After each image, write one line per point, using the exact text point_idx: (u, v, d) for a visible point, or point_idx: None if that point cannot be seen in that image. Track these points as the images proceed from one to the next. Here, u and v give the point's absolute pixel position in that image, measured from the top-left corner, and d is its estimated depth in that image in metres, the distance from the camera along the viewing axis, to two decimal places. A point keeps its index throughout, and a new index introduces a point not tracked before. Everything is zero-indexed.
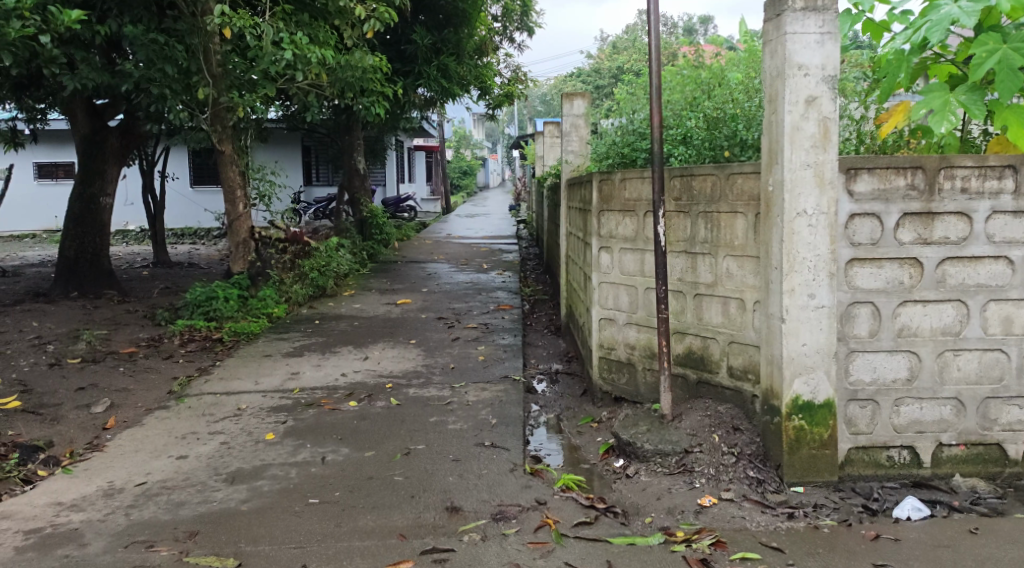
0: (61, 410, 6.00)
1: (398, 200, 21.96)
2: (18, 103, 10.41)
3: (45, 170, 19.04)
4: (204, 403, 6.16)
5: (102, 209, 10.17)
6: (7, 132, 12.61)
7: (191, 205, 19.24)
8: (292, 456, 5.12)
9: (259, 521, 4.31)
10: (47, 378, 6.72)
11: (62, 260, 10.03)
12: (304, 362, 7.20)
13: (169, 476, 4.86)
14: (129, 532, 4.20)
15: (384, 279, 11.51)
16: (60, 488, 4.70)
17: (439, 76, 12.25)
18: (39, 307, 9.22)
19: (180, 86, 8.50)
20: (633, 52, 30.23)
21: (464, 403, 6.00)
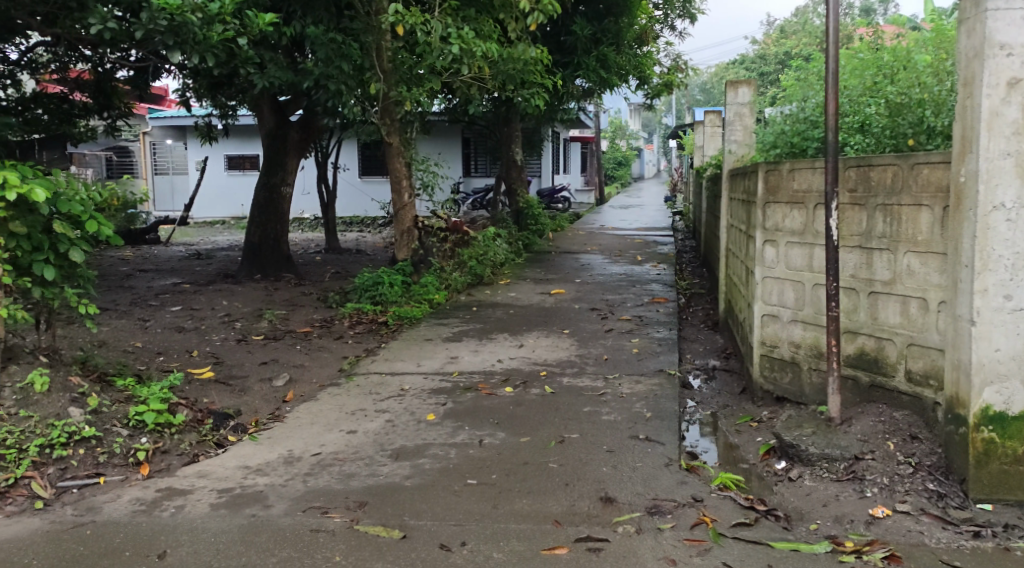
0: (247, 382, 6.46)
1: (553, 191, 22.08)
2: (210, 100, 11.24)
3: (234, 162, 20.47)
4: (370, 382, 6.46)
5: (283, 198, 10.83)
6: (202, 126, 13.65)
7: (360, 195, 20.16)
8: (452, 437, 5.28)
9: (422, 497, 4.47)
10: (235, 352, 7.25)
11: (248, 245, 10.72)
12: (462, 347, 7.40)
13: (341, 449, 5.13)
14: (306, 498, 4.47)
15: (538, 269, 11.63)
16: (246, 454, 5.06)
17: (598, 66, 12.21)
18: (228, 288, 9.95)
19: (355, 82, 8.86)
20: (803, 36, 28.90)
21: (619, 395, 5.98)
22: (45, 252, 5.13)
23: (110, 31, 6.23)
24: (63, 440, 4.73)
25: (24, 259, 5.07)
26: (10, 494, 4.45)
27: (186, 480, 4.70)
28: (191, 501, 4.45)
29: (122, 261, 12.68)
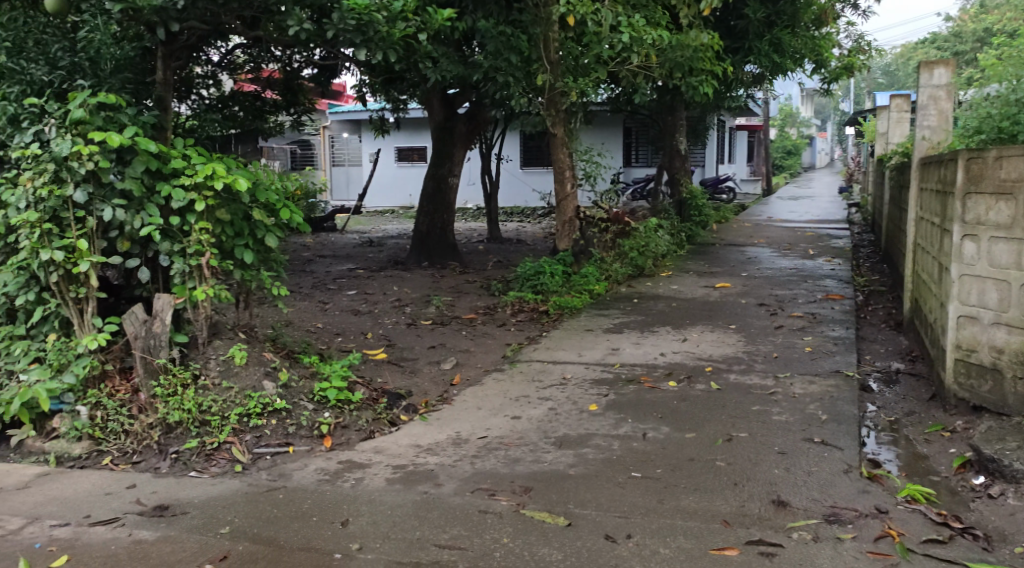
0: (417, 364, 6.69)
1: (717, 181, 21.43)
2: (385, 95, 11.64)
3: (404, 153, 21.22)
4: (534, 369, 6.53)
5: (449, 188, 11.12)
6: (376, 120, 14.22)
7: (521, 185, 20.38)
8: (615, 429, 5.23)
9: (586, 486, 4.46)
10: (405, 335, 7.52)
11: (416, 233, 11.13)
12: (624, 339, 7.32)
13: (506, 434, 5.20)
14: (474, 479, 4.56)
15: (702, 262, 11.34)
16: (418, 433, 5.24)
17: (771, 51, 11.71)
18: (398, 274, 10.33)
19: (521, 73, 8.94)
20: (1006, 11, 26.49)
21: (791, 395, 5.73)
22: (246, 237, 5.52)
23: (305, 32, 6.66)
24: (258, 411, 5.06)
25: (227, 244, 5.47)
26: (214, 456, 4.82)
27: (364, 454, 4.92)
28: (369, 474, 4.65)
29: (303, 247, 13.44)
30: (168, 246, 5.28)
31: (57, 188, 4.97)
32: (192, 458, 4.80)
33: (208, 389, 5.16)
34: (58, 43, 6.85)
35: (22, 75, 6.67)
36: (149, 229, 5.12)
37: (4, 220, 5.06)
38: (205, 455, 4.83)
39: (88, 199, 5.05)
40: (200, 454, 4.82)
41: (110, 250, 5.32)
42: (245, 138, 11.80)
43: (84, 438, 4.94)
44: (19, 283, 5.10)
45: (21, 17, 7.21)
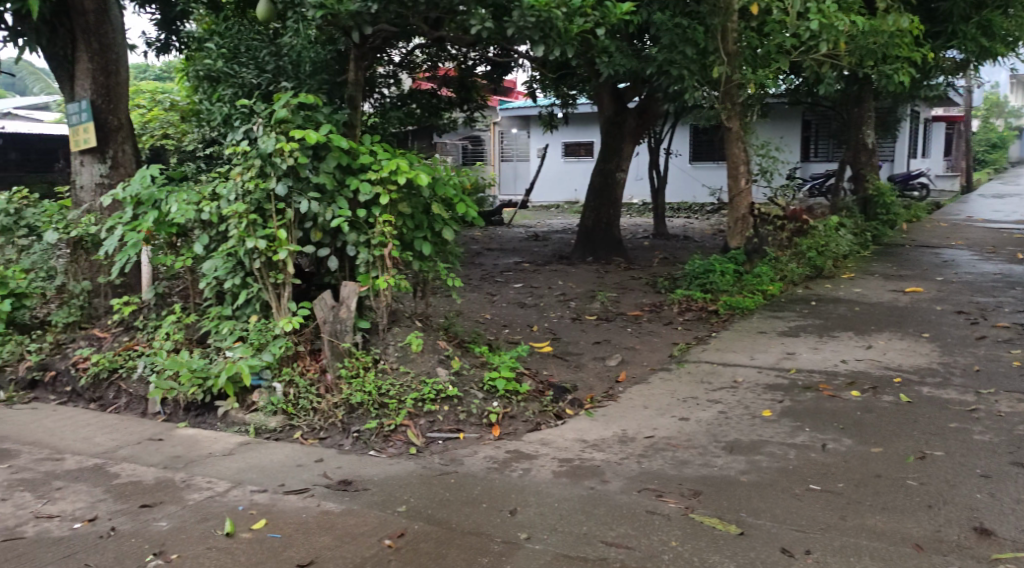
0: (582, 359, 6.68)
1: (908, 177, 19.99)
2: (554, 90, 11.60)
3: (571, 149, 21.23)
4: (702, 370, 6.37)
5: (617, 183, 11.01)
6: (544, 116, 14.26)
7: (689, 180, 19.90)
8: (792, 437, 5.01)
9: (760, 495, 4.30)
10: (571, 330, 7.53)
11: (582, 228, 11.14)
12: (800, 343, 6.99)
13: (674, 435, 5.09)
14: (641, 479, 4.50)
15: (890, 264, 10.65)
16: (584, 428, 5.23)
17: (979, 35, 10.79)
18: (563, 269, 10.36)
19: (696, 66, 8.47)
20: None
21: (994, 413, 5.27)
22: (424, 230, 5.71)
23: (486, 30, 6.73)
24: (432, 397, 5.21)
25: (407, 236, 5.67)
26: (392, 437, 5.00)
27: (531, 445, 4.96)
28: (536, 466, 4.69)
29: (472, 240, 13.76)
30: (354, 237, 5.53)
31: (262, 182, 5.38)
32: (371, 438, 4.99)
33: (386, 373, 5.40)
34: (266, 47, 7.59)
35: (236, 79, 7.57)
36: (339, 220, 5.39)
37: (217, 211, 5.50)
38: (383, 436, 5.00)
39: (288, 192, 5.40)
40: (379, 435, 5.01)
41: (304, 240, 5.63)
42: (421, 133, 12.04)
43: (279, 413, 5.24)
44: (228, 268, 5.53)
45: (234, 23, 7.84)
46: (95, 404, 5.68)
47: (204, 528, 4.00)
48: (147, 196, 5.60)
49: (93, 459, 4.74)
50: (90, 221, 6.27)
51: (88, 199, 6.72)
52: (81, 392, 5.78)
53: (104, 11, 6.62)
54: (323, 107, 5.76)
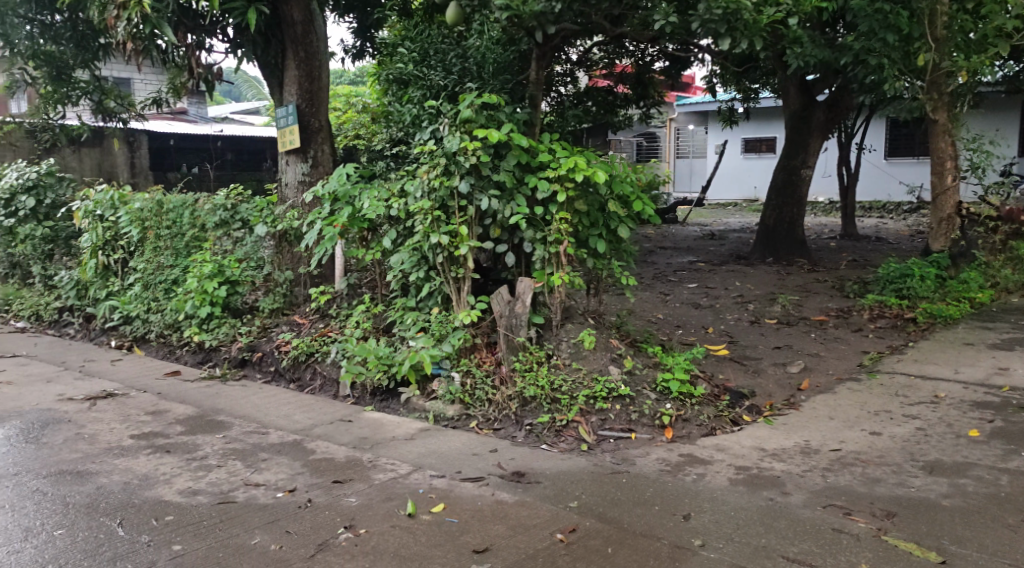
0: (761, 364, 6.53)
1: None
2: (735, 84, 11.32)
3: (751, 144, 20.53)
4: (897, 382, 6.06)
5: (803, 180, 10.62)
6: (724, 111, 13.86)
7: (886, 177, 18.74)
8: (1002, 462, 4.69)
9: (964, 521, 4.07)
10: (749, 333, 7.37)
11: (762, 227, 10.83)
12: (1015, 358, 6.49)
13: (863, 450, 4.90)
14: (827, 494, 4.38)
15: None
16: (763, 436, 5.13)
17: None
18: (742, 269, 10.12)
19: (898, 54, 8.01)
20: None
21: None
22: (599, 228, 5.77)
23: (670, 26, 6.58)
24: (604, 395, 5.28)
25: (583, 233, 5.77)
26: (563, 433, 5.12)
27: (706, 450, 4.94)
28: (711, 471, 4.66)
29: (646, 238, 13.68)
30: (531, 234, 5.69)
31: (446, 180, 5.61)
32: (544, 432, 5.13)
33: (559, 368, 5.52)
34: (453, 50, 7.77)
35: (424, 81, 7.83)
36: (517, 217, 5.56)
37: (404, 208, 5.83)
38: (555, 431, 5.13)
39: (470, 190, 5.63)
40: (551, 429, 5.14)
41: (483, 236, 5.85)
42: (596, 131, 11.94)
43: (456, 402, 5.47)
44: (413, 261, 5.89)
45: (424, 28, 8.23)
46: (294, 385, 6.16)
47: (389, 507, 4.26)
48: (342, 193, 6.03)
49: (293, 436, 5.16)
50: (294, 216, 6.80)
51: (292, 195, 7.29)
52: (283, 372, 6.27)
53: (310, 23, 7.16)
54: (504, 107, 5.96)
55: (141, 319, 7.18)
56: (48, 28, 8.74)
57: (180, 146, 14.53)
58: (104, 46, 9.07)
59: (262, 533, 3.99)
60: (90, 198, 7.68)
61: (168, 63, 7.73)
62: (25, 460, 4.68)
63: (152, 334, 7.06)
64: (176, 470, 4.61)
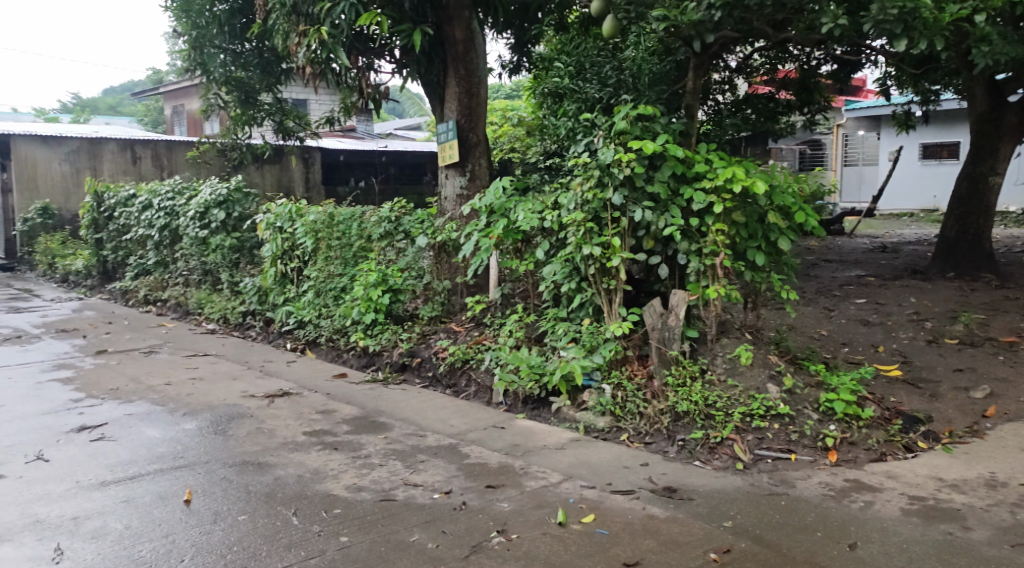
0: (940, 387, 6.16)
1: None
2: (911, 86, 10.67)
3: (930, 150, 19.41)
4: None
5: (990, 189, 9.93)
6: (900, 116, 13.13)
7: None
8: None
9: None
10: (925, 353, 6.97)
11: (943, 240, 10.15)
12: None
13: None
14: (1016, 532, 4.11)
15: None
16: (941, 465, 4.86)
17: None
18: (917, 284, 9.58)
19: None
20: None
21: None
22: (758, 240, 5.65)
23: (840, 27, 6.12)
24: (761, 413, 5.17)
25: (740, 245, 5.67)
26: (718, 450, 5.04)
27: (875, 477, 4.74)
28: (880, 499, 4.48)
29: (810, 251, 13.21)
30: (686, 246, 5.65)
31: (599, 192, 5.67)
32: (697, 448, 5.07)
33: (714, 384, 5.44)
34: (608, 63, 7.95)
35: (580, 94, 8.02)
36: (672, 229, 5.53)
37: (557, 219, 5.93)
38: (709, 448, 5.06)
39: (623, 202, 5.66)
40: (705, 446, 5.08)
41: (636, 248, 5.86)
42: (755, 140, 11.53)
43: (607, 414, 5.50)
44: (565, 273, 5.97)
45: (580, 41, 8.35)
46: (450, 390, 6.34)
47: (540, 515, 4.35)
48: (498, 205, 6.19)
49: (449, 439, 5.35)
50: (452, 228, 7.06)
51: (451, 208, 7.57)
52: (439, 378, 6.49)
53: (470, 41, 7.42)
54: (660, 118, 5.95)
55: (313, 324, 7.67)
56: (239, 55, 9.65)
57: (350, 161, 15.35)
58: (285, 71, 9.94)
59: (420, 532, 4.17)
60: (271, 211, 8.30)
61: (341, 85, 8.21)
62: (213, 449, 5.11)
63: (322, 338, 7.51)
64: (343, 467, 4.90)
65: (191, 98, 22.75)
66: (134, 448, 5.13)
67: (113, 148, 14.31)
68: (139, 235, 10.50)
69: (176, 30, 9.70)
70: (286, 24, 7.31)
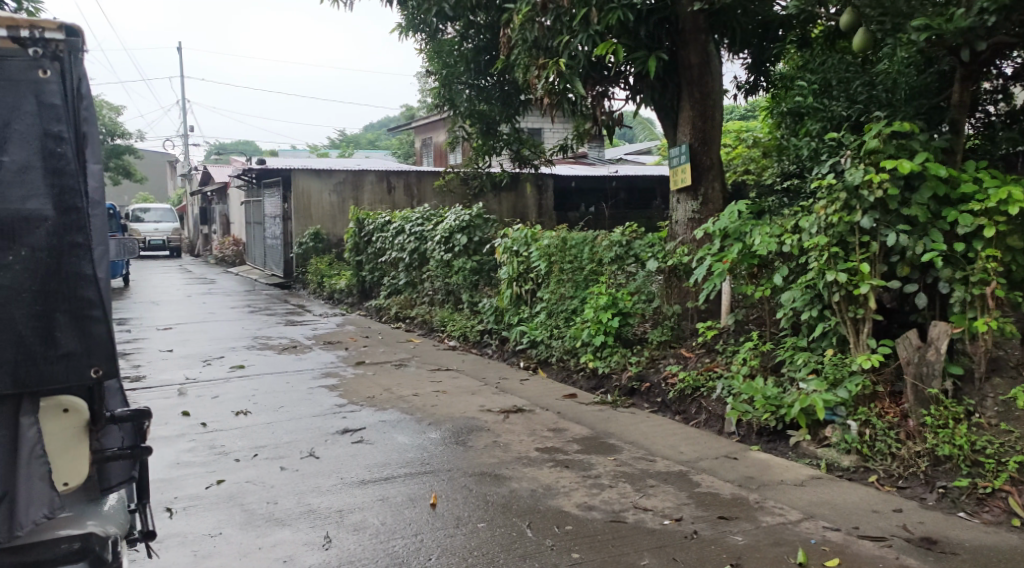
0: None
1: None
2: None
3: None
4: None
5: None
6: None
7: None
8: None
9: None
10: None
11: None
12: None
13: None
14: None
15: None
16: None
17: None
18: None
19: None
20: None
21: None
22: None
23: None
24: None
25: (1017, 273, 5.11)
26: (988, 502, 4.58)
27: None
28: None
29: None
30: (949, 273, 5.22)
31: (846, 215, 5.38)
32: (962, 498, 4.64)
33: (983, 428, 4.96)
34: (858, 79, 7.43)
35: (826, 112, 7.73)
36: (932, 255, 5.13)
37: (798, 244, 5.71)
38: (976, 499, 4.61)
39: (874, 225, 5.30)
40: (972, 496, 4.63)
41: (889, 274, 5.50)
42: None
43: (853, 452, 5.19)
44: (806, 299, 5.73)
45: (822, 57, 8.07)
46: (679, 416, 6.27)
47: (778, 552, 4.18)
48: (733, 229, 6.06)
49: (680, 466, 5.28)
50: (684, 252, 7.00)
51: (683, 232, 7.51)
52: (669, 404, 6.43)
53: (706, 64, 7.33)
54: (918, 135, 5.57)
55: (545, 343, 7.90)
56: (483, 90, 10.21)
57: (581, 187, 15.66)
58: (525, 102, 10.36)
59: (651, 557, 4.14)
60: (509, 236, 8.64)
61: (578, 113, 8.41)
62: (455, 459, 5.39)
63: (554, 358, 7.71)
64: (574, 485, 4.98)
65: (439, 131, 24.22)
66: (387, 451, 5.53)
67: (373, 178, 15.62)
68: (392, 258, 11.34)
69: (428, 70, 10.44)
70: (527, 59, 7.65)
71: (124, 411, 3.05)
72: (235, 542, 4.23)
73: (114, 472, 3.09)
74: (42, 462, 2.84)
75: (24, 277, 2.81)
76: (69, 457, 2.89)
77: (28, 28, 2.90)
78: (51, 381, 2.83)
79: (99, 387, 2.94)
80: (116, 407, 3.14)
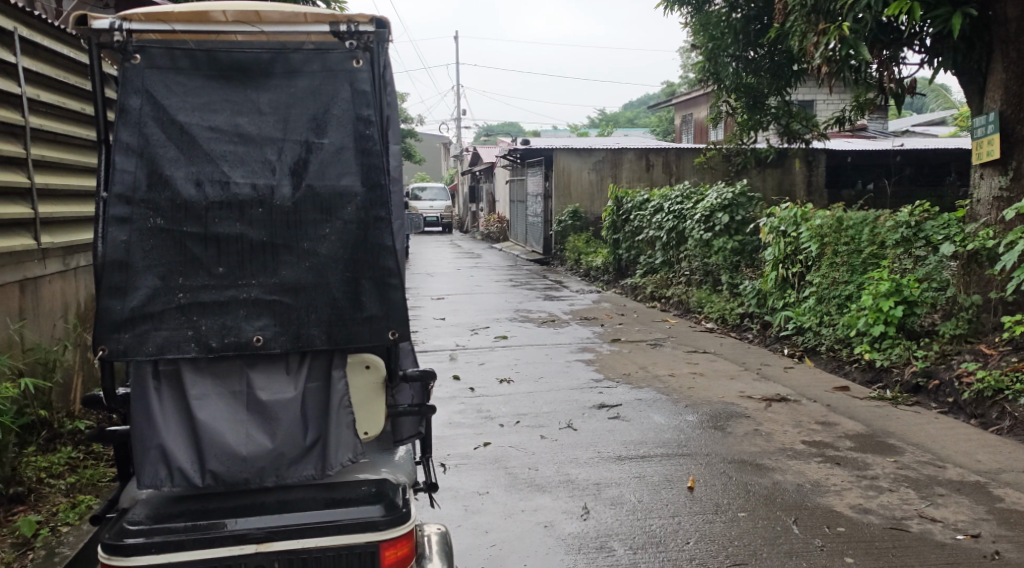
0: None
1: None
2: None
3: None
4: None
5: None
6: None
7: None
8: None
9: None
10: None
11: None
12: None
13: None
14: None
15: None
16: None
17: None
18: None
19: None
20: None
21: None
22: None
23: None
24: None
25: None
26: None
27: None
28: None
29: None
30: None
31: None
32: None
33: None
34: None
35: None
36: None
37: None
38: None
39: None
40: None
41: None
42: None
43: None
44: None
45: None
46: (975, 421, 5.58)
47: None
48: None
49: (976, 477, 4.70)
50: (987, 235, 6.16)
51: (985, 213, 6.72)
52: (962, 406, 5.75)
53: None
54: None
55: (814, 331, 7.42)
56: (751, 62, 9.72)
57: (858, 163, 14.57)
58: (798, 72, 9.70)
59: None
60: (776, 215, 8.22)
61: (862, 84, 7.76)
62: (713, 444, 5.19)
63: (823, 347, 7.23)
64: (846, 484, 4.60)
65: (702, 107, 23.58)
66: (643, 431, 5.43)
67: (632, 156, 15.47)
68: (650, 237, 11.21)
69: (693, 44, 10.14)
70: (805, 25, 7.20)
71: (414, 370, 2.96)
72: (499, 502, 4.35)
73: (405, 426, 3.05)
74: (348, 412, 2.78)
75: (336, 246, 2.75)
76: (370, 409, 2.84)
77: (346, 22, 2.78)
78: (357, 341, 2.76)
79: (397, 346, 2.85)
80: (407, 366, 3.06)
